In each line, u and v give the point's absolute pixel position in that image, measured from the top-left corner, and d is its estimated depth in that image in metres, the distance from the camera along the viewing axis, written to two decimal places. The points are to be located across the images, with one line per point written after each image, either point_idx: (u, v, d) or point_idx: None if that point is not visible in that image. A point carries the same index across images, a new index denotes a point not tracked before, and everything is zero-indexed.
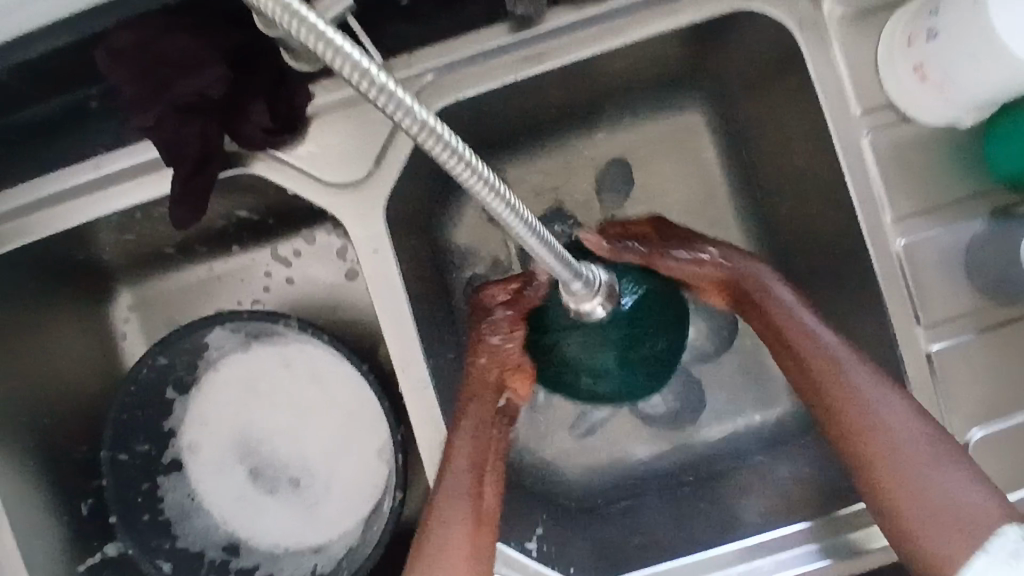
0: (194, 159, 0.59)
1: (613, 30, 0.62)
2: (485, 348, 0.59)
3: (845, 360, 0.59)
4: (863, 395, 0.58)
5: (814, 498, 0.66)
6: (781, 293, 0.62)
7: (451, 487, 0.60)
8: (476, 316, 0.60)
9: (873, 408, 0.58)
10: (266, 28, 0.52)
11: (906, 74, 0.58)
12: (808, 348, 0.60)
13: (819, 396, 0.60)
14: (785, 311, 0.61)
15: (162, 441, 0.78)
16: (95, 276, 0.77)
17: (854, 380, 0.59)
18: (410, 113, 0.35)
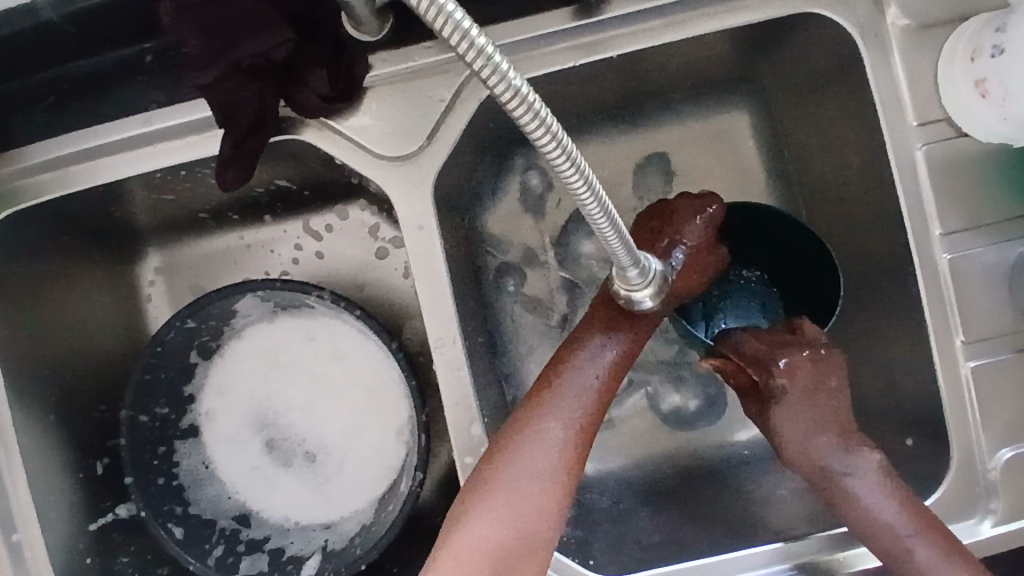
0: (249, 121, 0.59)
1: (674, 23, 0.62)
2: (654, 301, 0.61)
3: (896, 508, 0.58)
4: (900, 523, 0.58)
5: None
6: (858, 486, 0.59)
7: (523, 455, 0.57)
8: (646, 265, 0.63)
9: (904, 531, 0.58)
10: None
11: (966, 89, 0.58)
12: (855, 503, 0.59)
13: (854, 520, 0.60)
14: (858, 495, 0.59)
15: (180, 405, 0.78)
16: (126, 234, 0.76)
17: (900, 521, 0.58)
18: (503, 78, 0.35)
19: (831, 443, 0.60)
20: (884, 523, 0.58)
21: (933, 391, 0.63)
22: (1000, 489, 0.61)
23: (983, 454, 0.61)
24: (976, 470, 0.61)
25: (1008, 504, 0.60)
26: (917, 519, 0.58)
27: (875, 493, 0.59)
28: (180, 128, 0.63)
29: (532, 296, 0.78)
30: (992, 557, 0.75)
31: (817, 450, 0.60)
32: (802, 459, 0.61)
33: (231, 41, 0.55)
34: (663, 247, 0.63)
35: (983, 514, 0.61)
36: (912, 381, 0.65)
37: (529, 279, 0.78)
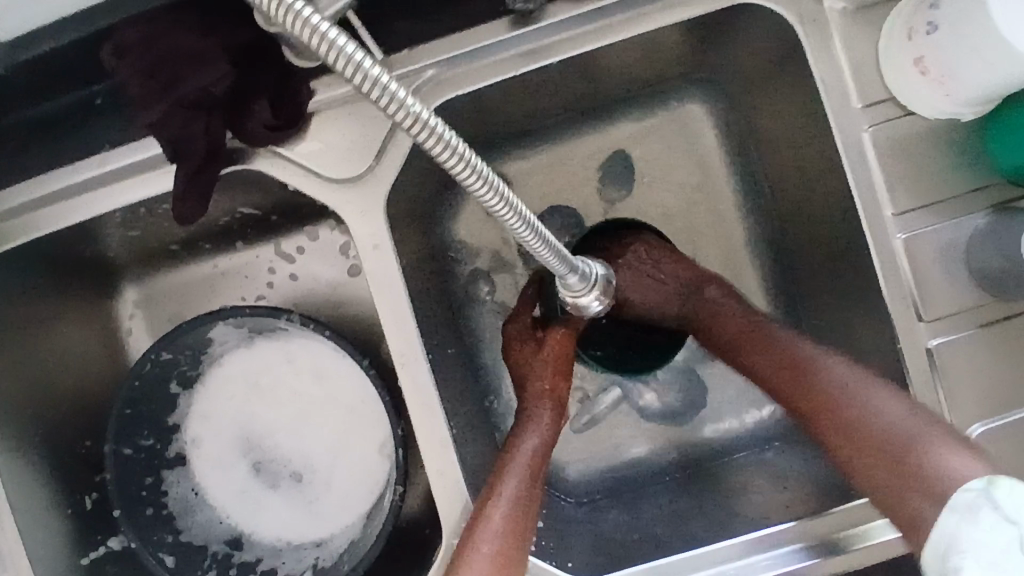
0: (201, 154, 0.61)
1: (613, 24, 0.62)
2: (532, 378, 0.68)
3: (821, 358, 0.63)
4: (849, 392, 0.60)
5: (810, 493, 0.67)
6: (788, 404, 0.67)
7: (481, 535, 0.59)
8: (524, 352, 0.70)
9: (839, 385, 0.61)
10: (265, 24, 0.54)
11: (907, 68, 0.58)
12: (767, 350, 0.66)
13: (796, 408, 0.63)
14: (769, 354, 0.66)
15: (166, 435, 0.79)
16: (100, 271, 0.78)
17: (825, 368, 0.62)
18: (403, 107, 0.36)
19: (719, 292, 0.71)
20: (823, 374, 0.62)
21: (900, 372, 0.63)
22: None
23: (954, 432, 0.61)
24: None
25: None
26: (859, 373, 0.61)
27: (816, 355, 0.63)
28: (133, 166, 0.64)
29: (503, 302, 0.79)
30: None
31: (712, 299, 0.71)
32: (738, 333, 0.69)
33: (174, 77, 0.58)
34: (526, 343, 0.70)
35: None
36: (881, 364, 0.65)
37: (498, 286, 0.79)
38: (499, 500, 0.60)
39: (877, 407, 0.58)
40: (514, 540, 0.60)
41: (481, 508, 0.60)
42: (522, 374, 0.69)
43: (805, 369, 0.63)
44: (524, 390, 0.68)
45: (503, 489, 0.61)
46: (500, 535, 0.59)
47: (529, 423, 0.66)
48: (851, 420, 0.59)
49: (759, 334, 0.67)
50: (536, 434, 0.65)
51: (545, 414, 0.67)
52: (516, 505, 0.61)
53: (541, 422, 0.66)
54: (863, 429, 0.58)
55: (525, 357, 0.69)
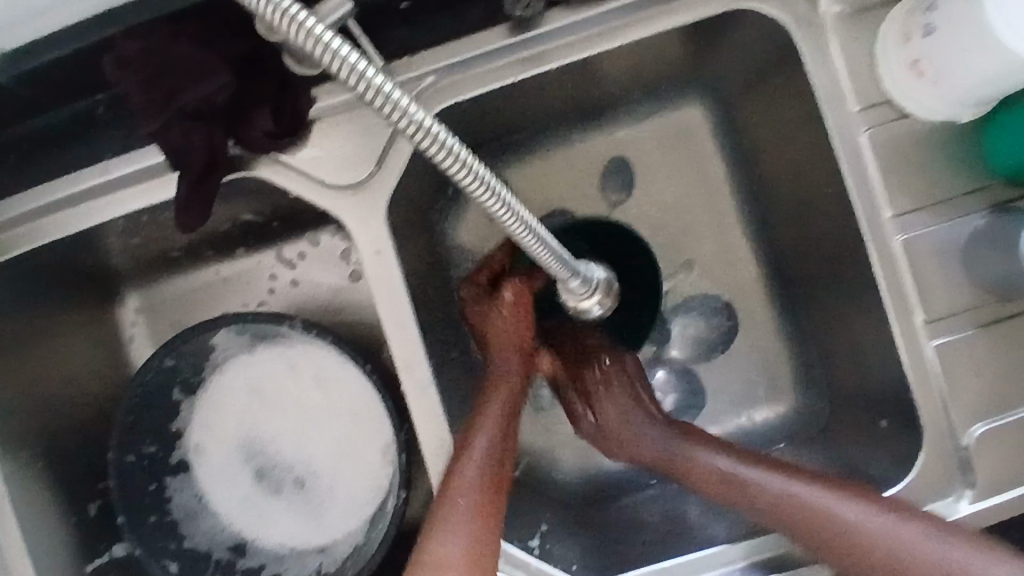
0: (202, 164, 0.61)
1: (611, 32, 0.63)
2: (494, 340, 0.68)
3: (802, 491, 0.61)
4: (839, 512, 0.60)
5: None
6: (713, 460, 0.66)
7: (455, 500, 0.60)
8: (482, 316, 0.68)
9: (814, 499, 0.61)
10: (268, 34, 0.54)
11: (904, 70, 0.59)
12: (698, 467, 0.67)
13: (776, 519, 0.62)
14: (713, 465, 0.66)
15: (168, 442, 0.79)
16: (102, 280, 0.78)
17: (828, 512, 0.60)
18: (405, 114, 0.37)
19: (662, 427, 0.70)
20: (784, 495, 0.62)
21: (900, 373, 0.63)
22: (974, 465, 0.61)
23: (955, 432, 0.61)
24: (948, 447, 0.61)
25: (984, 480, 0.61)
26: (835, 488, 0.61)
27: (737, 467, 0.65)
28: (134, 175, 0.64)
29: None
30: None
31: (645, 436, 0.70)
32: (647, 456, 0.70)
33: (175, 87, 0.57)
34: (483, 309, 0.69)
35: (960, 492, 0.61)
36: (881, 365, 0.66)
37: None
38: (469, 460, 0.61)
39: (886, 530, 0.58)
40: (485, 505, 0.61)
41: (446, 481, 0.61)
42: (484, 328, 0.69)
43: (728, 483, 0.65)
44: (488, 341, 0.68)
45: (473, 446, 0.62)
46: (475, 491, 0.60)
47: (495, 385, 0.66)
48: (843, 538, 0.59)
49: (717, 479, 0.65)
50: (500, 397, 0.65)
51: (514, 370, 0.67)
52: (489, 458, 0.62)
53: (508, 372, 0.67)
54: (879, 553, 0.58)
55: (483, 311, 0.68)
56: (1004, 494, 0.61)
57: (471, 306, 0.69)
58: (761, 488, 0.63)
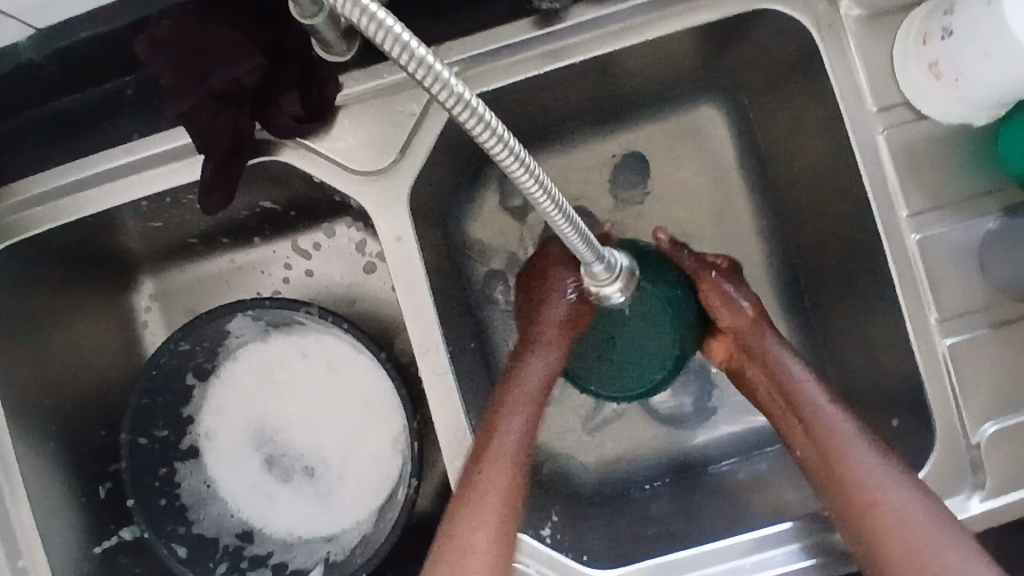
0: (226, 146, 0.61)
1: (635, 26, 0.64)
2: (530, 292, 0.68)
3: (890, 484, 0.59)
4: (906, 521, 0.58)
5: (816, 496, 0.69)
6: (814, 391, 0.65)
7: (494, 463, 0.61)
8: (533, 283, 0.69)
9: (873, 483, 0.60)
10: (300, 16, 0.55)
11: (921, 72, 0.60)
12: (813, 415, 0.64)
13: (834, 482, 0.61)
14: (814, 404, 0.64)
15: (180, 427, 0.79)
16: (120, 264, 0.79)
17: (894, 512, 0.58)
18: (448, 88, 0.37)
19: (782, 346, 0.68)
20: (846, 446, 0.61)
21: (912, 372, 0.64)
22: (986, 463, 0.61)
23: (967, 431, 0.62)
24: (960, 446, 0.62)
25: (996, 479, 0.61)
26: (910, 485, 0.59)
27: (808, 383, 0.65)
28: (160, 157, 0.65)
29: None
30: (986, 535, 0.75)
31: (775, 361, 0.67)
32: (731, 314, 0.69)
33: (203, 69, 0.58)
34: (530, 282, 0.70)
35: (971, 490, 0.62)
36: (893, 365, 0.66)
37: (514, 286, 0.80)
38: (499, 451, 0.61)
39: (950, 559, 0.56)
40: (509, 481, 0.61)
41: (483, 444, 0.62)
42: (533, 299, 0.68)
43: (850, 467, 0.61)
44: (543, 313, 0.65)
45: (508, 423, 0.63)
46: (501, 475, 0.60)
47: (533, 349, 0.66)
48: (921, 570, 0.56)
49: (832, 434, 0.62)
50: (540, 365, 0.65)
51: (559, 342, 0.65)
52: (521, 445, 0.62)
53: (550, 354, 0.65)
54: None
55: (556, 284, 0.66)
56: (1015, 493, 0.61)
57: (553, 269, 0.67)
58: (847, 456, 0.61)
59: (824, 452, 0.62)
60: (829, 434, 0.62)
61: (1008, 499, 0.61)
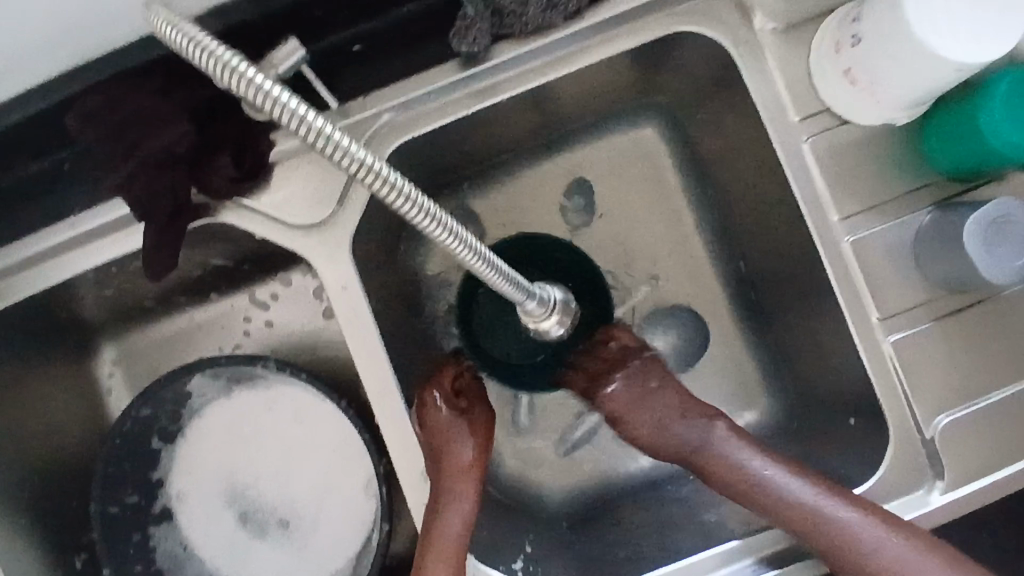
0: (166, 212, 0.62)
1: (559, 59, 0.65)
2: (440, 434, 0.65)
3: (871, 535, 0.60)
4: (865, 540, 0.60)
5: None
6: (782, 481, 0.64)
7: None
8: (431, 418, 0.66)
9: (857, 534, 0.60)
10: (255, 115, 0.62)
11: (837, 79, 0.61)
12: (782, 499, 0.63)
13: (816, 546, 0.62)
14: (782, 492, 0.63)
15: (150, 491, 0.79)
16: (77, 333, 0.79)
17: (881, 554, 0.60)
18: (347, 153, 0.39)
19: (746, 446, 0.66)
20: (820, 518, 0.61)
21: (862, 371, 0.65)
22: (942, 456, 0.62)
23: (920, 425, 0.62)
24: (914, 441, 0.63)
25: (954, 471, 0.62)
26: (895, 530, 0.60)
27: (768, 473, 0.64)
28: (102, 228, 0.65)
29: None
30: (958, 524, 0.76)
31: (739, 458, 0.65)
32: (666, 447, 0.68)
33: (135, 140, 0.60)
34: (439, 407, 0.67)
35: (931, 484, 0.62)
36: (845, 366, 0.67)
37: None
38: None
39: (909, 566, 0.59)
40: None
41: None
42: (440, 441, 0.65)
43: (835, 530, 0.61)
44: (445, 466, 0.64)
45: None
46: None
47: (452, 496, 0.63)
48: None
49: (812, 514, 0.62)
50: (458, 513, 0.62)
51: (470, 487, 0.64)
52: None
53: (462, 504, 0.63)
54: None
55: (452, 435, 0.65)
56: (975, 483, 0.61)
57: (443, 421, 0.66)
58: (823, 525, 0.61)
59: (801, 527, 0.62)
60: (800, 516, 0.62)
61: (969, 490, 0.62)
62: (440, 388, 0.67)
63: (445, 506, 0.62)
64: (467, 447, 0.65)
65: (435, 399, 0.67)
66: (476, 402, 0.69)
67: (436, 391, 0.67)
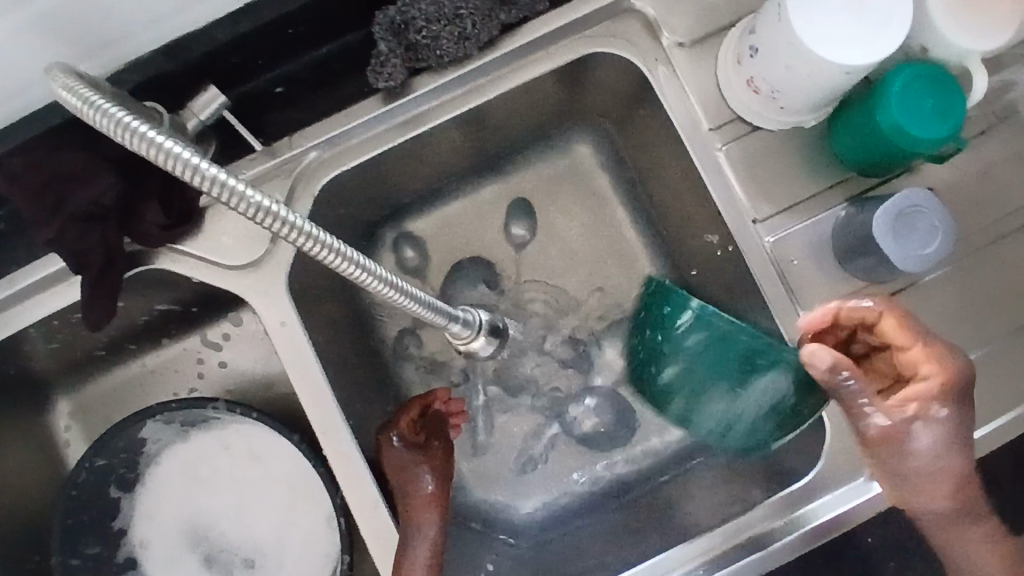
0: (101, 262, 0.63)
1: (481, 86, 0.67)
2: (404, 472, 0.65)
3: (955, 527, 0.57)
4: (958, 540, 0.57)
5: (733, 501, 0.71)
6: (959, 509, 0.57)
7: None
8: (392, 459, 0.65)
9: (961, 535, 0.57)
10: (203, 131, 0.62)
11: (742, 87, 0.64)
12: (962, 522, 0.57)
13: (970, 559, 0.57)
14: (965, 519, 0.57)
15: (112, 540, 0.79)
16: (30, 389, 0.79)
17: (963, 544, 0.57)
18: (245, 199, 0.42)
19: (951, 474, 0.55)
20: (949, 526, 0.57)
21: None
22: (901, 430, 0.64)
23: None
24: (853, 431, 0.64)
25: None
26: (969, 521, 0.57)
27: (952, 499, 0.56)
28: (41, 283, 0.66)
29: (430, 357, 0.82)
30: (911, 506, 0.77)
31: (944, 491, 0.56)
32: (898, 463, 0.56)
33: (62, 195, 0.61)
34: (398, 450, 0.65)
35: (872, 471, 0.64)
36: None
37: (425, 342, 0.82)
38: None
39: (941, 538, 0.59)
40: None
41: None
42: (403, 476, 0.65)
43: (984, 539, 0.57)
44: (406, 502, 0.64)
45: None
46: None
47: (416, 526, 0.63)
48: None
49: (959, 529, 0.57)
50: (425, 541, 0.62)
51: (434, 516, 0.64)
52: None
53: (428, 532, 0.63)
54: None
55: (411, 471, 0.65)
56: (985, 426, 0.64)
57: (404, 459, 0.65)
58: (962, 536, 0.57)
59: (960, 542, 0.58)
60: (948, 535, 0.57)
61: (982, 431, 0.64)
62: (402, 429, 0.66)
63: (411, 536, 0.62)
64: (426, 479, 0.65)
65: (393, 439, 0.65)
66: (434, 438, 0.68)
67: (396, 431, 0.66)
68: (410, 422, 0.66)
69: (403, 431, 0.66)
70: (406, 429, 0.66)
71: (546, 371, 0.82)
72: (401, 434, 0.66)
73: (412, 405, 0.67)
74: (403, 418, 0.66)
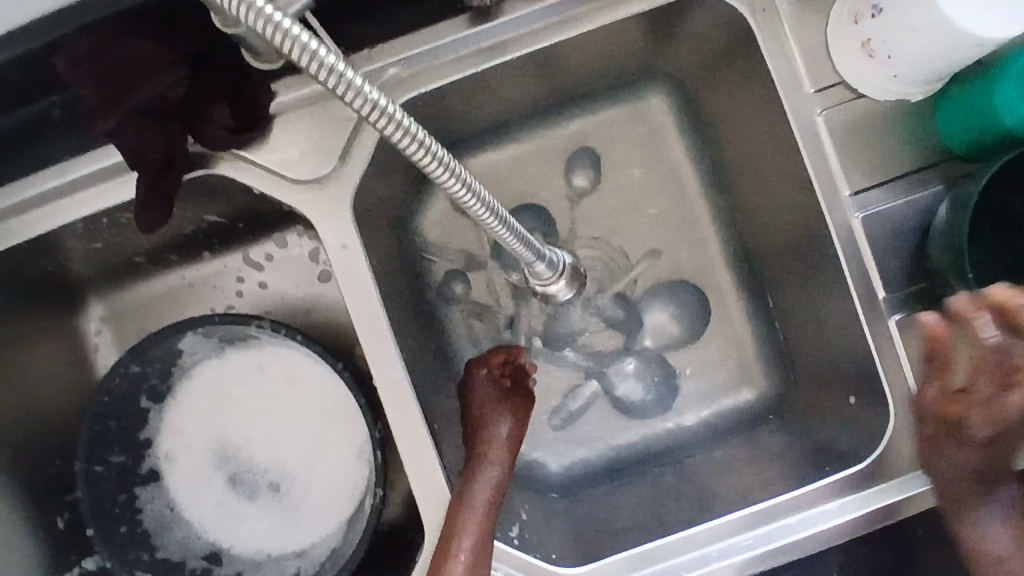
0: (160, 159, 0.60)
1: (575, 18, 0.63)
2: (484, 409, 0.64)
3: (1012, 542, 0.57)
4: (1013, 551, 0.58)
5: (775, 478, 0.70)
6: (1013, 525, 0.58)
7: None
8: (475, 394, 0.65)
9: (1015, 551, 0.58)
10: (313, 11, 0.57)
11: (855, 50, 0.60)
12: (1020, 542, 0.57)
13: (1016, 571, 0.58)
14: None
15: (138, 451, 0.77)
16: (66, 289, 0.76)
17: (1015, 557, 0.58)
18: (361, 94, 0.39)
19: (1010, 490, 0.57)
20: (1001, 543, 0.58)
21: (864, 351, 0.64)
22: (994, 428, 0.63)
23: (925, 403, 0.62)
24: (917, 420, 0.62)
25: None
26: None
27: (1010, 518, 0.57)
28: (95, 176, 0.63)
29: (477, 301, 0.79)
30: None
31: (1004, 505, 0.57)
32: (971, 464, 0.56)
33: (128, 85, 0.57)
34: (484, 388, 0.65)
35: None
36: (846, 346, 0.67)
37: (473, 285, 0.79)
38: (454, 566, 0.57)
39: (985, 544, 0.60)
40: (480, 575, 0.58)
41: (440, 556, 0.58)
42: (481, 411, 0.64)
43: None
44: (479, 439, 0.63)
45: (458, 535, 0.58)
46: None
47: (483, 461, 0.62)
48: None
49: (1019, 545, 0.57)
50: (491, 475, 0.61)
51: (505, 455, 0.62)
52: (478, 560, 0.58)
53: (493, 469, 0.61)
54: None
55: (490, 411, 0.64)
56: None
57: (486, 397, 0.65)
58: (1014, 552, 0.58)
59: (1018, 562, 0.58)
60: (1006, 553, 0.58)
61: None
62: (492, 370, 0.67)
63: (474, 469, 0.61)
64: (504, 424, 0.63)
65: (477, 376, 0.66)
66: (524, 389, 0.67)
67: (486, 372, 0.67)
68: (503, 366, 0.67)
69: (493, 372, 0.67)
70: (494, 370, 0.67)
71: (594, 328, 0.80)
72: (489, 374, 0.66)
73: (503, 351, 0.68)
74: (497, 363, 0.67)
